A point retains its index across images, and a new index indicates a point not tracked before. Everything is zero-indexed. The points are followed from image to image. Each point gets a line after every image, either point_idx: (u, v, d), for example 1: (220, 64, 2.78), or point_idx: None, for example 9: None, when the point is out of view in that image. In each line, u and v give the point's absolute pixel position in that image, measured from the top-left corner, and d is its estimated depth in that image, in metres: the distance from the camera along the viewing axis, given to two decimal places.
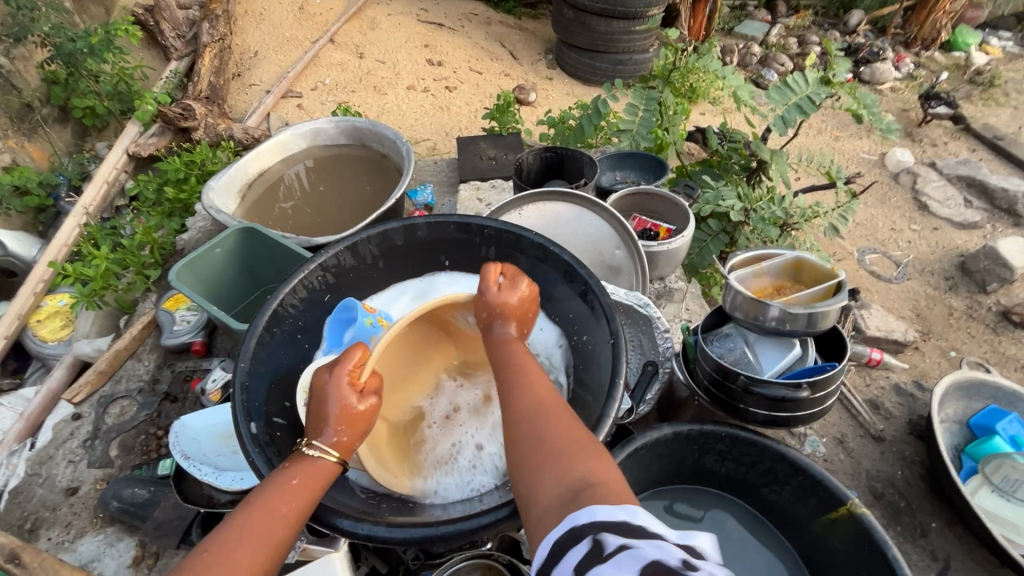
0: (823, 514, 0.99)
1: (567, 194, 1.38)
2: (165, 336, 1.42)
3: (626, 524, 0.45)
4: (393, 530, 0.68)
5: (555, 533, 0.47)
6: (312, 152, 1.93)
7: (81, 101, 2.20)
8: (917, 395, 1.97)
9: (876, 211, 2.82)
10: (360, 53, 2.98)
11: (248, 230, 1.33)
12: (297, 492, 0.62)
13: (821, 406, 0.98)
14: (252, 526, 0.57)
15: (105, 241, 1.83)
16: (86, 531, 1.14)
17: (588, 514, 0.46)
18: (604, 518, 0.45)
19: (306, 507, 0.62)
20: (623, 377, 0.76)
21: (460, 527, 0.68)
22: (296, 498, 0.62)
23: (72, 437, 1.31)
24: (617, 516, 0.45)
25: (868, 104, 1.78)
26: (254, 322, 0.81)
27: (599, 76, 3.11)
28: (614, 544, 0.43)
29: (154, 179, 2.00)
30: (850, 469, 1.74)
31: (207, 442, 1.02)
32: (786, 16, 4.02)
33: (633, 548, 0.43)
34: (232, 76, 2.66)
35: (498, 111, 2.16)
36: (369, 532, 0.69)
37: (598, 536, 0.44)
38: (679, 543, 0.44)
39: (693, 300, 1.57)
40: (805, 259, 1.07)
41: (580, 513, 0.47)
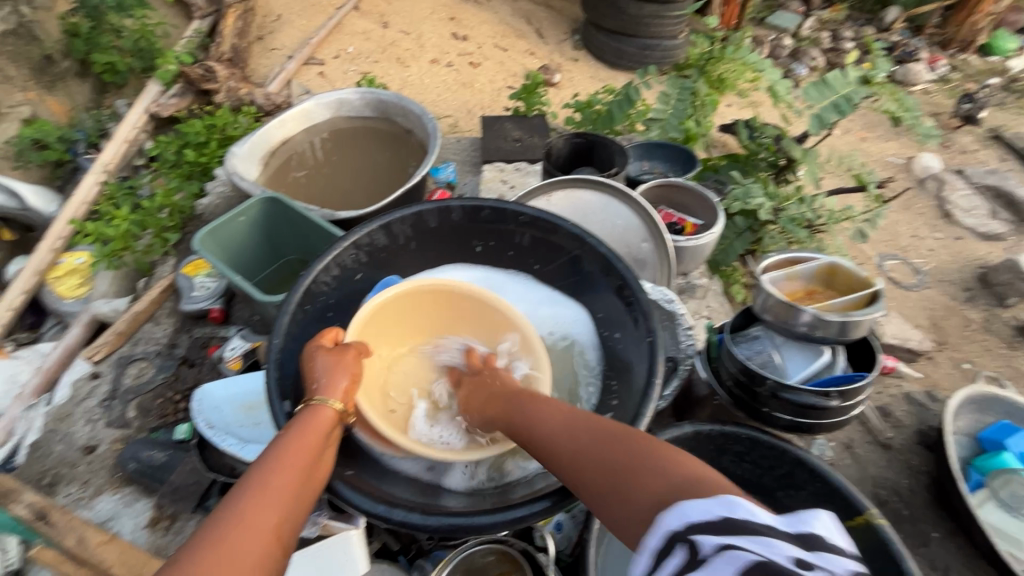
0: (838, 523, 0.99)
1: (597, 183, 1.36)
2: (184, 302, 1.42)
3: (729, 521, 0.45)
4: (427, 517, 0.68)
5: (652, 541, 0.49)
6: (335, 123, 1.89)
7: (102, 56, 2.16)
8: (928, 405, 1.96)
9: (899, 216, 2.77)
10: (384, 22, 2.91)
11: (272, 200, 1.31)
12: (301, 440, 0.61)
13: (847, 415, 0.97)
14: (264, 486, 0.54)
15: (124, 201, 1.82)
16: (104, 490, 1.16)
17: (681, 518, 0.48)
18: (699, 518, 0.47)
19: (318, 451, 0.62)
20: (660, 377, 0.75)
21: (494, 520, 0.67)
22: (302, 452, 0.60)
23: (90, 396, 1.32)
24: (715, 513, 0.46)
25: (909, 107, 1.73)
26: (288, 296, 0.80)
27: (626, 61, 3.04)
28: (712, 544, 0.44)
29: (174, 140, 1.97)
30: (856, 475, 1.75)
31: (229, 411, 1.03)
32: (820, 9, 3.91)
33: (733, 548, 0.44)
34: (253, 39, 2.61)
35: (525, 91, 2.11)
36: (403, 518, 0.68)
37: (693, 539, 0.46)
38: (792, 534, 0.44)
39: (715, 297, 1.55)
40: (840, 264, 1.05)
41: (671, 517, 0.48)
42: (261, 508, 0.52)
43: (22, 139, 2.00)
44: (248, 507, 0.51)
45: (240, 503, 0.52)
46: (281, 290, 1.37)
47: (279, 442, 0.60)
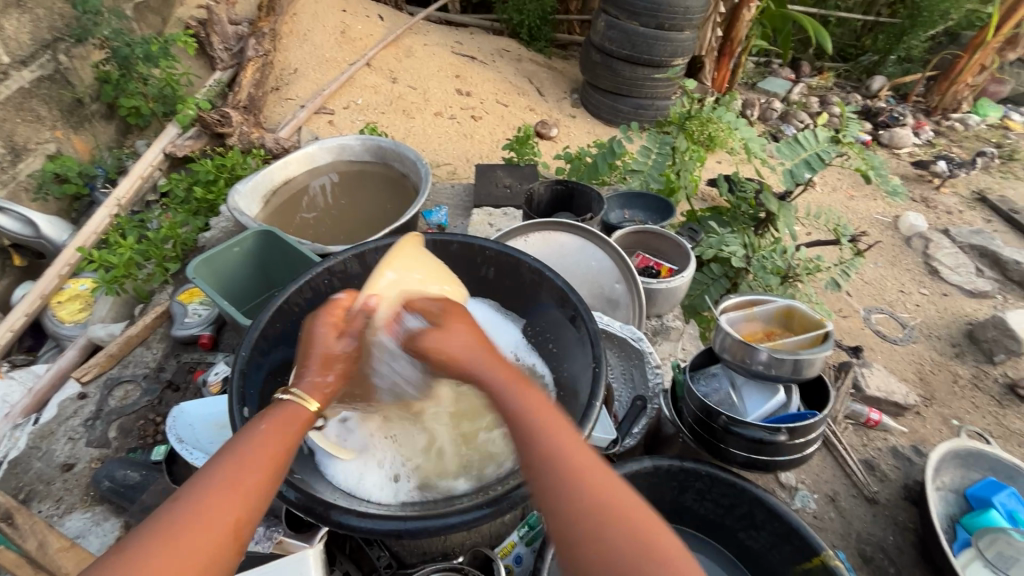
0: (797, 563, 0.99)
1: (572, 226, 1.43)
2: (176, 327, 1.48)
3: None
4: (362, 520, 0.73)
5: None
6: (336, 166, 2.02)
7: (128, 101, 2.33)
8: (914, 460, 1.94)
9: (886, 272, 2.82)
10: (393, 78, 3.12)
11: (266, 233, 1.39)
12: (271, 434, 0.63)
13: (801, 453, 0.99)
14: (226, 483, 0.56)
15: (132, 233, 1.92)
16: (76, 508, 1.18)
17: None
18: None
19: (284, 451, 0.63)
20: (599, 402, 0.79)
21: (419, 526, 0.73)
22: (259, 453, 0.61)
23: (75, 415, 1.36)
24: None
25: (875, 166, 1.83)
26: (259, 315, 0.86)
27: (620, 118, 3.21)
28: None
29: (185, 179, 2.10)
30: (840, 529, 1.72)
31: (201, 429, 1.06)
32: (809, 76, 4.13)
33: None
34: (270, 89, 2.81)
35: (518, 143, 2.24)
36: (341, 519, 0.74)
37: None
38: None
39: (689, 340, 1.59)
40: (796, 307, 1.10)
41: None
42: (219, 504, 0.54)
43: (45, 173, 2.14)
44: (204, 502, 0.54)
45: (197, 493, 0.54)
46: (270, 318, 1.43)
47: (251, 432, 0.62)
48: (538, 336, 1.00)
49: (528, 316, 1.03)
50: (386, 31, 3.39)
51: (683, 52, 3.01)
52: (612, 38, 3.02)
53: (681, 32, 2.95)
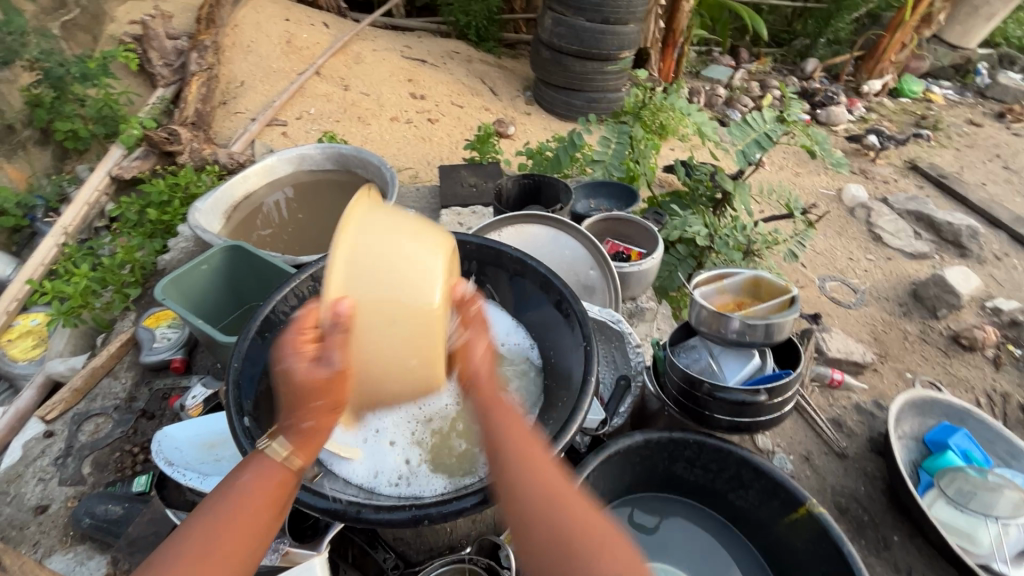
0: (784, 517, 1.05)
1: (544, 217, 1.47)
2: (145, 354, 1.42)
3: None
4: (379, 511, 0.75)
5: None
6: (297, 177, 1.98)
7: (65, 124, 2.22)
8: (876, 413, 2.07)
9: (835, 242, 2.99)
10: (345, 85, 3.08)
11: (235, 248, 1.36)
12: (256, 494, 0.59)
13: (779, 411, 1.05)
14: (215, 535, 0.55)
15: (83, 261, 1.83)
16: (55, 550, 1.12)
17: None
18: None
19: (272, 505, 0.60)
20: (594, 379, 0.83)
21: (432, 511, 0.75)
22: (259, 506, 0.59)
23: (43, 455, 1.29)
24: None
25: (818, 141, 1.94)
26: (247, 325, 0.87)
27: (575, 112, 3.27)
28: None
29: (136, 201, 2.02)
30: (816, 485, 1.82)
31: (189, 450, 1.03)
32: (748, 62, 4.32)
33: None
34: (217, 104, 2.72)
35: (479, 141, 2.26)
36: (357, 515, 0.75)
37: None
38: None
39: (662, 320, 1.66)
40: (762, 276, 1.17)
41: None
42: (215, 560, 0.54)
43: None
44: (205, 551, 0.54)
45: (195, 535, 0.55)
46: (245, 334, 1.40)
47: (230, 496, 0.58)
48: (525, 323, 1.03)
49: (513, 305, 1.06)
50: (333, 38, 3.34)
51: (629, 44, 3.09)
52: (560, 35, 3.08)
53: (626, 25, 3.03)
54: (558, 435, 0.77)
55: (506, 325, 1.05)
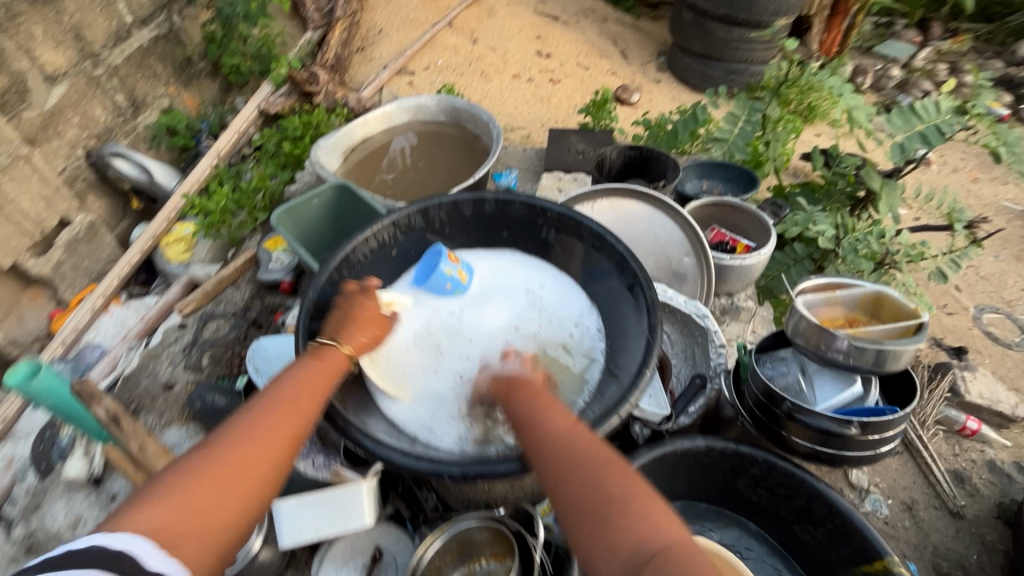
0: (855, 566, 0.93)
1: (642, 193, 1.38)
2: (262, 272, 1.61)
3: None
4: (411, 460, 0.76)
5: None
6: (412, 125, 2.04)
7: (230, 59, 2.47)
8: (1017, 478, 1.71)
9: (1008, 267, 2.43)
10: (474, 38, 3.10)
11: (342, 186, 1.46)
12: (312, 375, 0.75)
13: (874, 450, 0.92)
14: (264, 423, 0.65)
15: (228, 183, 2.09)
16: (173, 422, 1.34)
17: None
18: None
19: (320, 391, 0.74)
20: (651, 371, 0.79)
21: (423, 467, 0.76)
22: (310, 387, 0.73)
23: (176, 342, 1.53)
24: None
25: (1008, 141, 1.59)
26: (326, 263, 0.95)
27: (709, 84, 3.00)
28: None
29: (276, 134, 2.22)
30: (915, 540, 1.57)
31: (276, 363, 1.18)
32: (939, 39, 3.59)
33: None
34: (355, 49, 2.87)
35: (594, 106, 2.16)
36: (386, 455, 0.77)
37: None
38: None
39: (761, 322, 1.49)
40: (886, 294, 1.00)
41: None
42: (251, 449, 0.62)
43: (159, 125, 2.29)
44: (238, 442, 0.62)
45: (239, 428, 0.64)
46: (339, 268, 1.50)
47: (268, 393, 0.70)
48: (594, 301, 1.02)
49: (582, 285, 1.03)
50: None
51: (787, 9, 2.72)
52: None
53: None
54: (600, 421, 0.75)
55: (579, 307, 1.01)
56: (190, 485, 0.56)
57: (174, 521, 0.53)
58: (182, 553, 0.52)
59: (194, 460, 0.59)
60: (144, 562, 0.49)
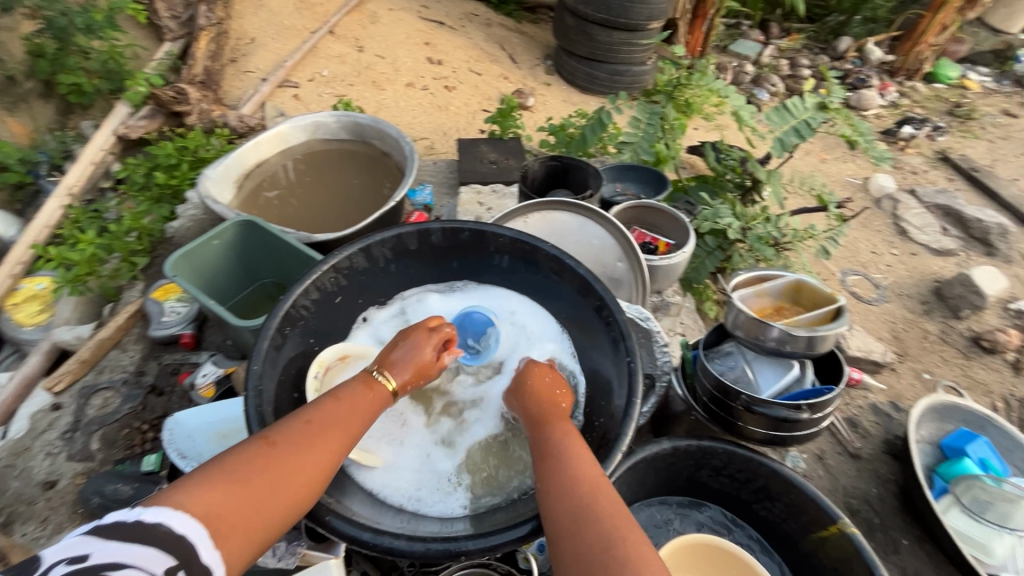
0: (813, 533, 1.02)
1: (572, 204, 1.39)
2: (153, 327, 1.38)
3: None
4: (413, 543, 0.69)
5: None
6: (310, 146, 1.88)
7: (68, 77, 2.10)
8: (894, 415, 1.94)
9: (859, 234, 2.84)
10: (359, 46, 2.94)
11: (247, 223, 1.30)
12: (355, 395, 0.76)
13: (816, 427, 1.01)
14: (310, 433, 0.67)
15: (89, 225, 1.77)
16: (64, 528, 1.10)
17: None
18: None
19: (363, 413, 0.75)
20: (639, 398, 0.80)
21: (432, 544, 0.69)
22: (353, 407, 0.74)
23: (51, 428, 1.26)
24: None
25: (862, 132, 1.84)
26: (267, 322, 0.83)
27: (597, 85, 3.13)
28: None
29: (143, 163, 1.94)
30: (828, 485, 1.71)
31: (202, 440, 1.01)
32: (779, 39, 4.09)
33: None
34: (226, 61, 2.59)
35: (500, 115, 2.15)
36: (389, 545, 0.69)
37: None
38: None
39: (688, 313, 1.59)
40: (805, 282, 1.10)
41: None
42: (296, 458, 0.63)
43: None
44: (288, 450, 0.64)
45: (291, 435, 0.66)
46: (254, 315, 1.34)
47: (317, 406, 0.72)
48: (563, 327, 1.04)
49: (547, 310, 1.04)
50: None
51: (659, 14, 2.92)
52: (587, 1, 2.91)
53: None
54: (604, 460, 0.74)
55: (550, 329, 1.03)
56: (239, 480, 0.58)
57: (228, 508, 0.55)
58: (229, 547, 0.54)
59: (250, 455, 0.61)
60: (198, 550, 0.51)
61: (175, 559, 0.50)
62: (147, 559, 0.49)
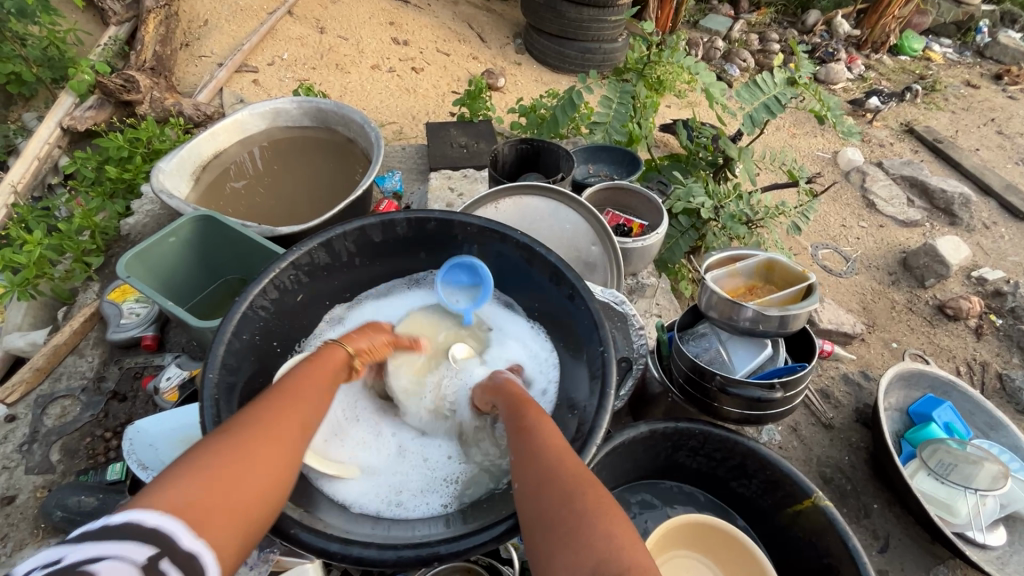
0: (788, 507, 1.03)
1: (544, 188, 1.36)
2: (111, 331, 1.31)
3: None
4: (383, 551, 0.68)
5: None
6: (272, 134, 1.81)
7: (5, 66, 1.96)
8: (864, 384, 2.00)
9: (829, 208, 2.88)
10: (320, 27, 2.83)
11: (203, 218, 1.24)
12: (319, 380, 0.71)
13: (790, 405, 1.02)
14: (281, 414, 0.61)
15: (37, 224, 1.67)
16: (26, 545, 1.05)
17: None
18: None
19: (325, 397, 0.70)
20: (614, 387, 0.79)
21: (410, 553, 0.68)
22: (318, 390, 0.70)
23: (6, 441, 1.20)
24: None
25: (830, 106, 1.84)
26: (222, 326, 0.79)
27: (569, 64, 3.08)
28: None
29: (92, 156, 1.84)
30: (803, 456, 1.74)
31: (164, 448, 0.98)
32: (748, 13, 4.07)
33: None
34: (178, 46, 2.46)
35: (469, 97, 2.09)
36: (359, 555, 0.68)
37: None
38: None
39: (663, 294, 1.59)
40: (777, 260, 1.11)
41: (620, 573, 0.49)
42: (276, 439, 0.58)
43: None
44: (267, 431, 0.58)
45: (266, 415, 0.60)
46: (218, 314, 1.29)
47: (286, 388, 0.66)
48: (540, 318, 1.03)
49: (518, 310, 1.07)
50: None
51: None
52: None
53: None
54: (580, 454, 0.73)
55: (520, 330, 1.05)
56: (226, 461, 0.51)
57: (213, 494, 0.48)
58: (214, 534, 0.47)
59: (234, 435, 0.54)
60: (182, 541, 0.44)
61: (158, 548, 0.43)
62: (131, 549, 0.43)
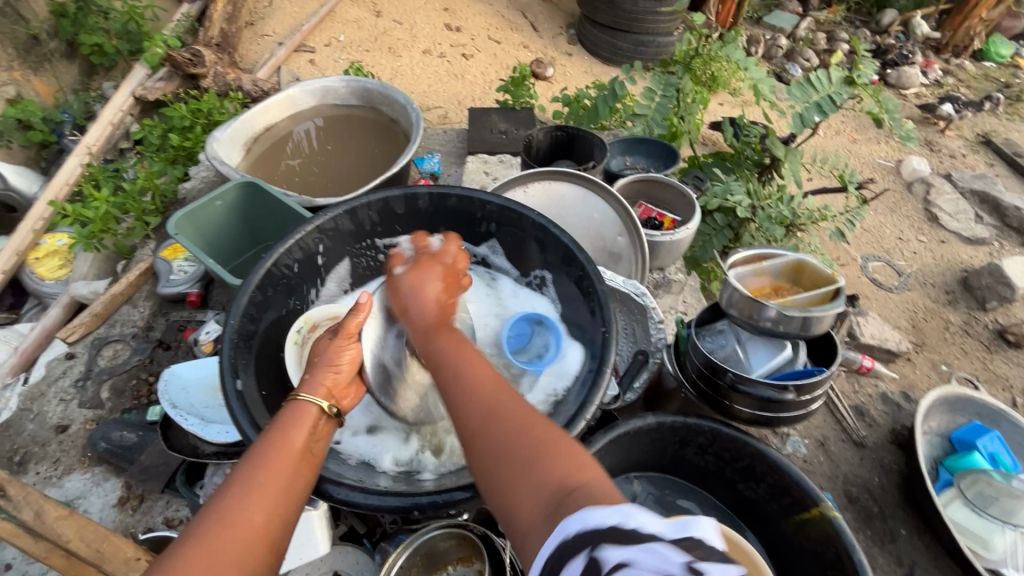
0: (795, 514, 1.01)
1: (573, 174, 1.36)
2: (162, 285, 1.42)
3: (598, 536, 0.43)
4: (368, 497, 0.73)
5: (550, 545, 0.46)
6: (320, 110, 1.89)
7: (90, 37, 2.13)
8: (903, 405, 1.89)
9: (885, 219, 2.72)
10: (377, 12, 2.91)
11: (247, 184, 1.32)
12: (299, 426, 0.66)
13: (805, 409, 1.00)
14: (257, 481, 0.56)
15: (106, 183, 1.82)
16: (73, 469, 1.17)
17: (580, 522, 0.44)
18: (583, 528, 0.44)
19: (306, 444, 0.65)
20: (611, 367, 0.81)
21: (397, 502, 0.73)
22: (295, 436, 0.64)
23: (64, 376, 1.33)
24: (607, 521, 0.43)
25: (889, 109, 1.74)
26: (247, 279, 0.87)
27: (620, 56, 3.03)
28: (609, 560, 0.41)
29: (159, 124, 1.98)
30: (828, 472, 1.66)
31: (194, 393, 1.08)
32: (818, 10, 3.87)
33: None
34: (243, 25, 2.59)
35: (513, 84, 2.12)
36: (345, 497, 0.73)
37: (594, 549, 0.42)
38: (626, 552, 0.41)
39: (690, 292, 1.57)
40: (807, 262, 1.07)
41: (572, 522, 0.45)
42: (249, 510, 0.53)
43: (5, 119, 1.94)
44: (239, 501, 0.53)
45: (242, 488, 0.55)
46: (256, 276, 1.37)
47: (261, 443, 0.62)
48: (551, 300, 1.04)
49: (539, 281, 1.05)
50: None
51: None
52: None
53: None
54: (568, 427, 0.75)
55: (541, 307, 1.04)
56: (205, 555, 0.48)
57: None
58: None
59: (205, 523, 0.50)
60: None
61: None
62: None
